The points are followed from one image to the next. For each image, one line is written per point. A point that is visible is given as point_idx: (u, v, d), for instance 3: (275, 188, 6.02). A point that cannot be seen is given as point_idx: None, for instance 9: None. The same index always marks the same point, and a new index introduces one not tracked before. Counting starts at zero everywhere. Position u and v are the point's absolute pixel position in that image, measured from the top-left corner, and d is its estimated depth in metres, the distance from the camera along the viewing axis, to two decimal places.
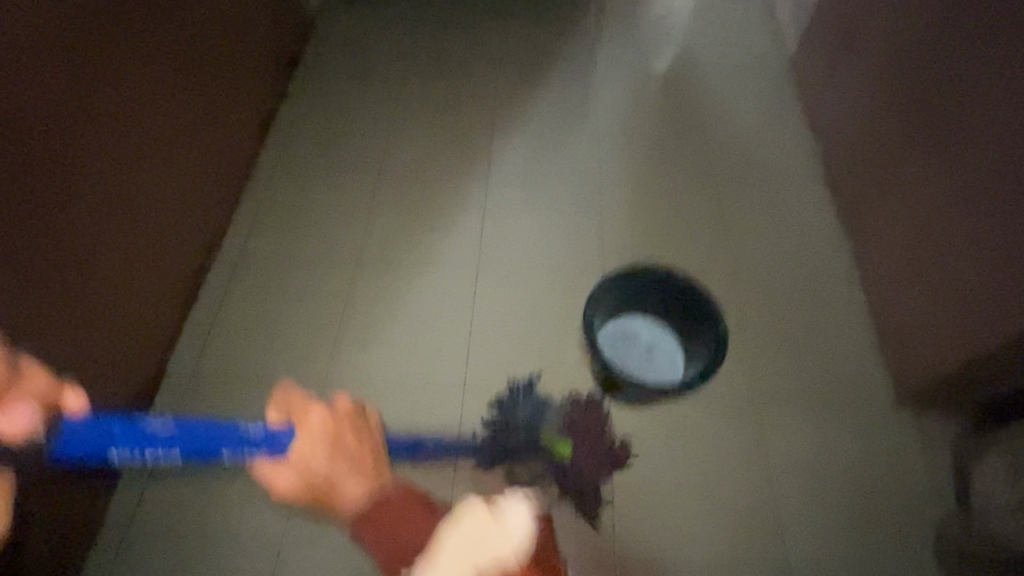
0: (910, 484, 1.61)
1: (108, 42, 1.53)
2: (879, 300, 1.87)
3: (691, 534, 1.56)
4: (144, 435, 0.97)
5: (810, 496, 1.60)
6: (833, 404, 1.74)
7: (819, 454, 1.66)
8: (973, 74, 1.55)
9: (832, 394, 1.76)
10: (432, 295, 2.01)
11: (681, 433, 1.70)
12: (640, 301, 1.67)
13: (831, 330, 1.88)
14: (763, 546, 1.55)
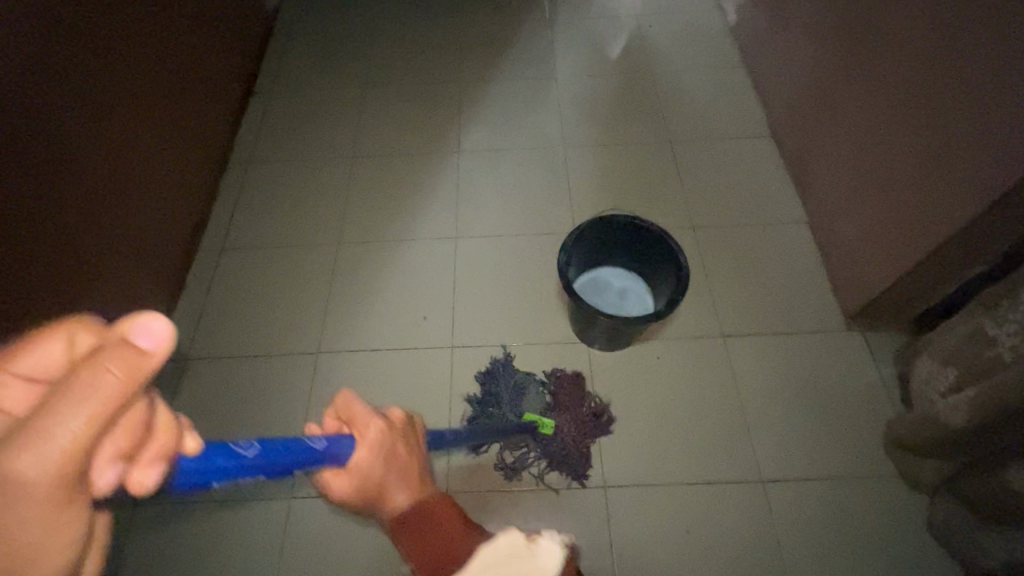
0: (863, 412, 1.76)
1: (108, 60, 1.65)
2: (824, 242, 2.05)
3: (670, 466, 1.69)
4: (236, 455, 0.67)
5: (775, 420, 1.75)
6: (792, 338, 1.90)
7: (782, 383, 1.82)
8: (882, 39, 1.69)
9: (790, 329, 1.91)
10: (413, 272, 2.09)
11: (657, 376, 1.83)
12: (609, 254, 1.82)
13: (785, 273, 2.03)
14: (736, 469, 1.68)
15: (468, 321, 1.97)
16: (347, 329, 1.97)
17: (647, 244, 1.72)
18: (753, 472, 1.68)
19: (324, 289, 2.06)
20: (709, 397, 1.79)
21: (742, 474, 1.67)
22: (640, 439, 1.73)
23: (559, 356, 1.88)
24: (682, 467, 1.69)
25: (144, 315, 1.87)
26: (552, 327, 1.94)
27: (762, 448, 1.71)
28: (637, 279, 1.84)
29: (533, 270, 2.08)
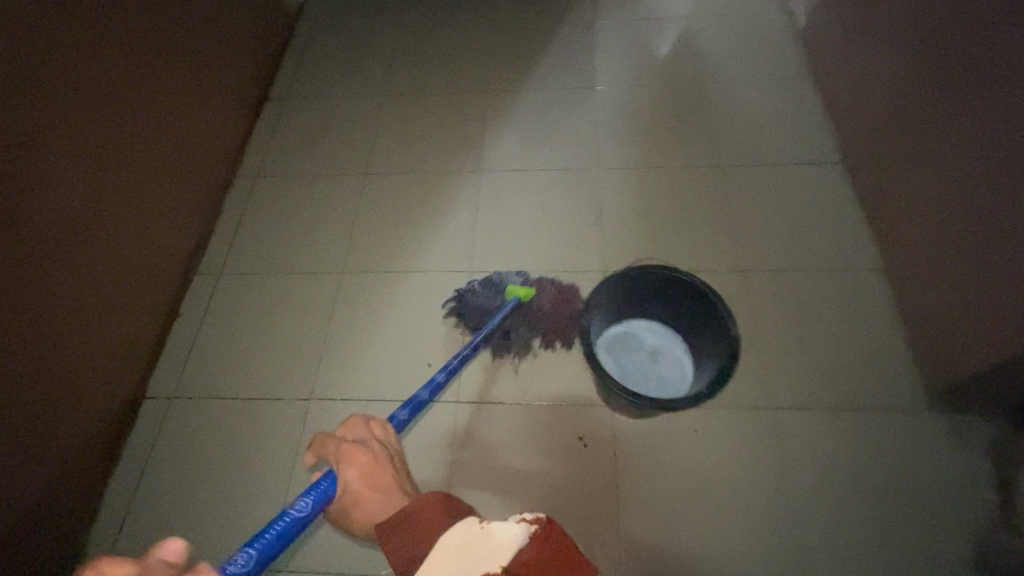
0: (943, 514, 1.45)
1: (87, 91, 1.53)
2: (904, 294, 1.72)
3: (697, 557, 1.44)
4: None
5: (831, 512, 1.48)
6: (857, 410, 1.59)
7: (843, 466, 1.53)
8: (994, 60, 1.35)
9: (857, 400, 1.61)
10: (420, 305, 1.89)
11: (690, 447, 1.58)
12: (642, 304, 1.56)
13: (853, 328, 1.72)
14: (776, 569, 1.42)
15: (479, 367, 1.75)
16: (346, 367, 1.80)
17: (690, 300, 1.45)
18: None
19: (325, 320, 1.89)
20: (750, 476, 1.53)
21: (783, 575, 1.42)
22: (663, 522, 1.49)
23: (578, 416, 1.63)
24: (712, 560, 1.44)
25: (132, 347, 1.74)
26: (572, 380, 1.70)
27: (811, 545, 1.44)
28: (675, 336, 1.57)
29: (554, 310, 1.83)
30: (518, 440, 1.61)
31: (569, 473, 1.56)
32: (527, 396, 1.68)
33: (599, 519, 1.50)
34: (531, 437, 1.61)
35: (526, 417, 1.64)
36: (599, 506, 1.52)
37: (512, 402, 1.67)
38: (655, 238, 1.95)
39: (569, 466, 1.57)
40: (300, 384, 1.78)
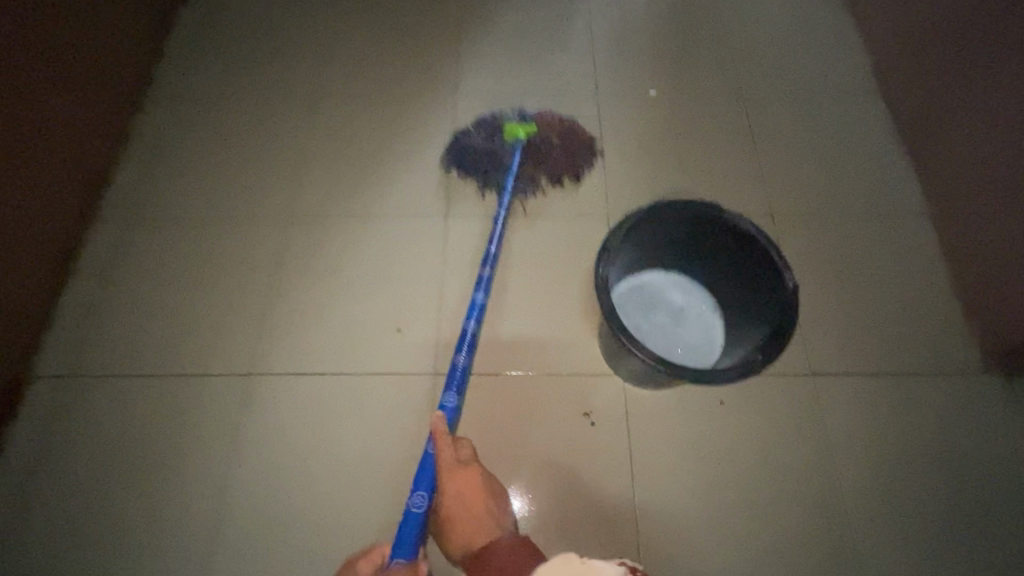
0: (1002, 494, 1.28)
1: None
2: (952, 230, 1.52)
3: (727, 528, 1.24)
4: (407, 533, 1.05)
5: (875, 471, 1.29)
6: (904, 357, 1.40)
7: (888, 419, 1.34)
8: None
9: (902, 345, 1.42)
10: (394, 244, 1.56)
11: (717, 406, 1.35)
12: (664, 253, 1.26)
13: (896, 267, 1.51)
14: (818, 536, 1.23)
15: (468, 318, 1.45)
16: (304, 319, 1.47)
17: (729, 248, 1.17)
18: (841, 541, 1.23)
19: (277, 262, 1.54)
20: (788, 434, 1.32)
21: (825, 542, 1.23)
22: (688, 491, 1.27)
23: (584, 384, 1.37)
24: (745, 530, 1.23)
25: (10, 318, 1.32)
26: (579, 336, 1.43)
27: (855, 507, 1.26)
28: (701, 289, 1.30)
29: (556, 251, 1.54)
30: (512, 414, 1.33)
31: (574, 452, 1.30)
32: (523, 362, 1.39)
33: (611, 501, 1.25)
34: (527, 410, 1.34)
35: (523, 385, 1.36)
36: (611, 484, 1.27)
37: (504, 370, 1.38)
38: (670, 167, 1.67)
39: (574, 444, 1.31)
40: (246, 340, 1.44)
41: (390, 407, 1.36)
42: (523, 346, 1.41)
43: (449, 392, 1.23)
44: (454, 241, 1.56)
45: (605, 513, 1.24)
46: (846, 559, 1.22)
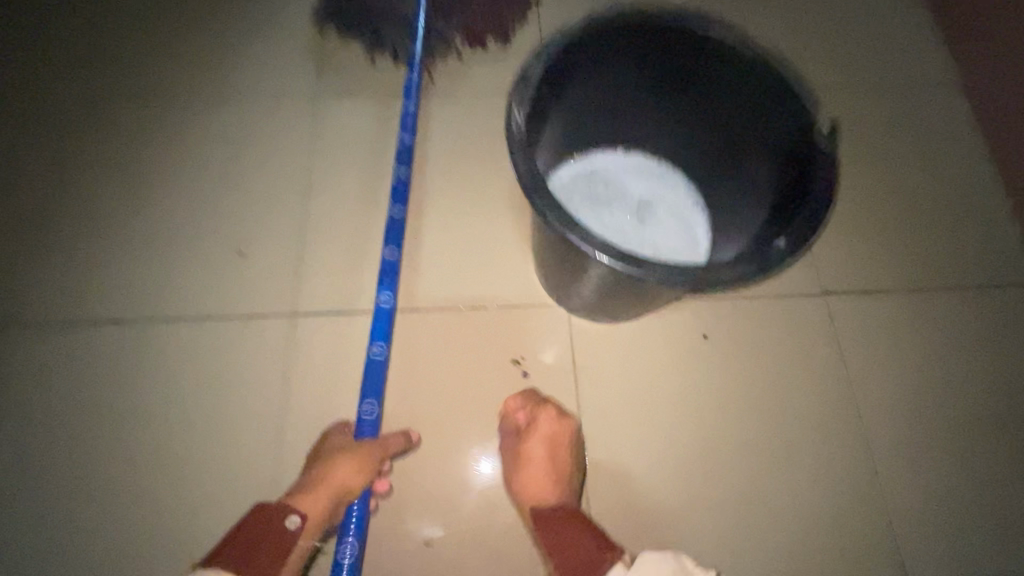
0: None
1: None
2: (981, 76, 1.13)
3: (727, 482, 0.88)
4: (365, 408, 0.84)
5: (918, 398, 0.94)
6: (936, 249, 1.04)
7: (925, 331, 0.98)
8: None
9: (933, 234, 1.05)
10: (236, 127, 1.08)
11: (700, 322, 0.96)
12: (626, 117, 0.85)
13: (917, 134, 1.13)
14: (850, 486, 0.89)
15: (348, 222, 1.00)
16: (101, 235, 0.99)
17: (720, 91, 0.75)
18: (881, 492, 0.89)
19: (62, 158, 1.04)
20: (793, 355, 0.95)
21: (861, 495, 0.88)
22: (670, 436, 0.89)
23: (516, 311, 0.95)
24: (753, 483, 0.88)
25: None
26: (507, 241, 1.01)
27: (896, 446, 0.91)
28: (675, 174, 0.91)
29: (470, 127, 1.09)
30: (413, 362, 0.92)
31: (506, 403, 0.90)
32: (427, 286, 0.97)
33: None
34: (434, 353, 0.92)
35: (427, 318, 0.94)
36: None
37: (391, 306, 0.95)
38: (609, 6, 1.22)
39: (504, 394, 0.91)
40: (11, 271, 0.96)
41: (230, 353, 0.91)
42: (428, 261, 0.99)
43: (380, 287, 0.91)
44: (326, 120, 1.09)
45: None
46: (891, 515, 0.88)
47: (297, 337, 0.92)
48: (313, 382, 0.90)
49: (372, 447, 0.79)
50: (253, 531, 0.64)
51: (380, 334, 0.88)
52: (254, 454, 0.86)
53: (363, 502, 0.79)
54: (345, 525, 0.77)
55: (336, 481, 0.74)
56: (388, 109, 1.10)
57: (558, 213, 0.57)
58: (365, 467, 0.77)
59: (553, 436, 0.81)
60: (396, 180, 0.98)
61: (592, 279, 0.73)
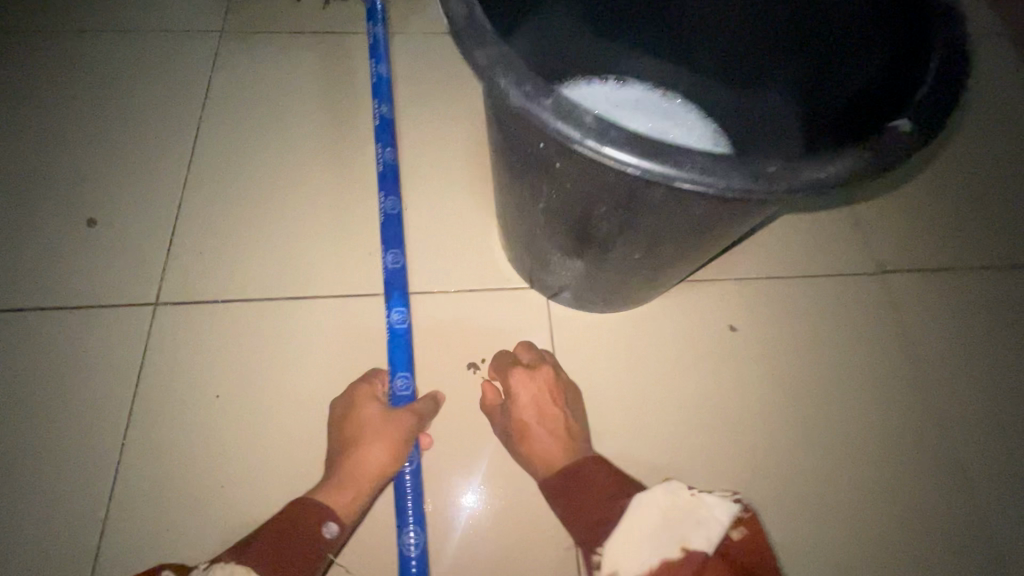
0: None
1: None
2: None
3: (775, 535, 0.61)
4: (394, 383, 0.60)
5: (1022, 408, 0.69)
6: (1017, 214, 0.79)
7: (1019, 319, 0.73)
8: None
9: (1015, 195, 0.81)
10: (99, 63, 0.80)
11: (721, 309, 0.71)
12: (618, 31, 0.62)
13: (972, 75, 0.90)
14: (948, 536, 0.62)
15: (244, 182, 0.73)
16: None
17: None
18: (995, 545, 0.62)
19: None
20: (850, 354, 0.70)
21: (966, 550, 0.62)
22: (692, 471, 0.63)
23: (470, 298, 0.68)
24: (812, 536, 0.61)
25: None
26: (460, 204, 0.73)
27: (1005, 477, 0.65)
28: (690, 106, 0.65)
29: (411, 61, 0.83)
30: (323, 372, 0.63)
31: (458, 429, 0.62)
32: (347, 265, 0.68)
33: (541, 518, 0.59)
34: (354, 359, 0.64)
35: (345, 310, 0.66)
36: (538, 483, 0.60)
37: (294, 297, 0.66)
38: None
39: (454, 415, 0.62)
40: None
41: (44, 372, 0.61)
42: (351, 232, 0.70)
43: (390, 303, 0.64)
44: (222, 54, 0.81)
45: (533, 545, 0.58)
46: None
47: (154, 340, 0.63)
48: (172, 405, 0.60)
49: (409, 416, 0.58)
50: (273, 536, 0.49)
51: (401, 362, 0.61)
52: (70, 516, 0.56)
53: (418, 497, 0.57)
54: (403, 560, 0.54)
55: (366, 467, 0.55)
56: (306, 43, 0.83)
57: (524, 80, 0.33)
58: (400, 444, 0.56)
59: (538, 397, 0.60)
60: (381, 164, 0.71)
61: (587, 236, 0.47)
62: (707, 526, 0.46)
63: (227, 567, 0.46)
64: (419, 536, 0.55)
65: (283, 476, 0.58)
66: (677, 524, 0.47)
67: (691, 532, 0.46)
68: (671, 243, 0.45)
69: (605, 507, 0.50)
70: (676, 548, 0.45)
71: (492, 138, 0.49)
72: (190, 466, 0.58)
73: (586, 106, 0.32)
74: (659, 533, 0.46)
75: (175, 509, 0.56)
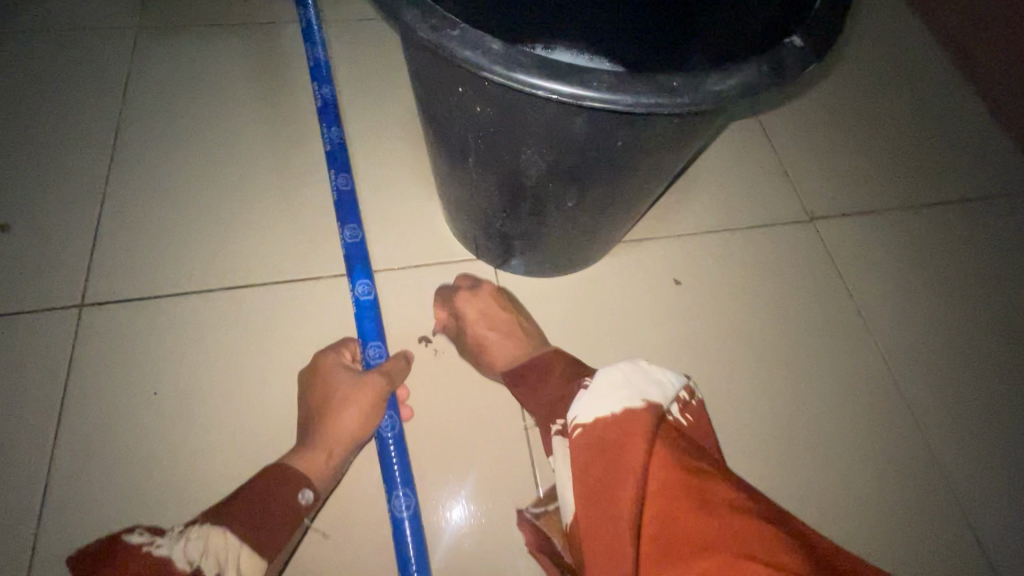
0: None
1: None
2: None
3: (736, 472, 0.63)
4: (367, 348, 0.60)
5: (948, 333, 0.73)
6: (930, 156, 0.84)
7: (939, 251, 0.78)
8: None
9: (923, 138, 0.86)
10: (3, 64, 0.75)
11: (667, 264, 0.72)
12: None
13: (880, 32, 0.95)
14: (893, 454, 0.65)
15: (172, 174, 0.69)
16: None
17: None
18: (938, 459, 0.66)
19: None
20: (788, 297, 0.73)
21: (912, 467, 0.65)
22: None
23: (421, 272, 0.67)
24: (769, 469, 0.63)
25: None
26: (401, 181, 0.72)
27: (938, 397, 0.69)
28: None
29: (342, 43, 0.81)
30: (271, 357, 0.61)
31: (419, 401, 0.61)
32: (290, 249, 0.66)
33: (508, 480, 0.59)
34: (303, 342, 0.62)
35: (291, 294, 0.64)
36: (504, 447, 0.60)
37: (241, 290, 0.64)
38: None
39: (413, 388, 0.62)
40: None
41: None
42: (291, 216, 0.68)
43: (353, 276, 0.63)
44: (141, 49, 0.78)
45: (502, 506, 0.58)
46: (957, 485, 0.65)
47: (79, 342, 0.59)
48: (106, 406, 0.57)
49: (378, 376, 0.58)
50: (247, 502, 0.49)
51: (371, 332, 0.61)
52: None
53: (405, 462, 0.56)
54: (396, 524, 0.54)
55: (340, 430, 0.55)
56: (229, 34, 0.81)
57: (430, 14, 0.33)
58: (373, 407, 0.57)
59: (485, 309, 0.64)
60: (328, 143, 0.70)
61: (520, 187, 0.48)
62: (661, 386, 0.53)
63: (200, 529, 0.48)
64: (409, 498, 0.55)
65: (235, 465, 0.56)
66: (639, 390, 0.51)
67: (648, 395, 0.51)
68: (602, 183, 0.46)
69: (558, 389, 0.57)
70: (638, 401, 0.49)
71: (417, 97, 0.48)
72: (133, 466, 0.55)
73: (492, 36, 0.33)
74: (620, 394, 0.50)
75: (114, 514, 0.53)
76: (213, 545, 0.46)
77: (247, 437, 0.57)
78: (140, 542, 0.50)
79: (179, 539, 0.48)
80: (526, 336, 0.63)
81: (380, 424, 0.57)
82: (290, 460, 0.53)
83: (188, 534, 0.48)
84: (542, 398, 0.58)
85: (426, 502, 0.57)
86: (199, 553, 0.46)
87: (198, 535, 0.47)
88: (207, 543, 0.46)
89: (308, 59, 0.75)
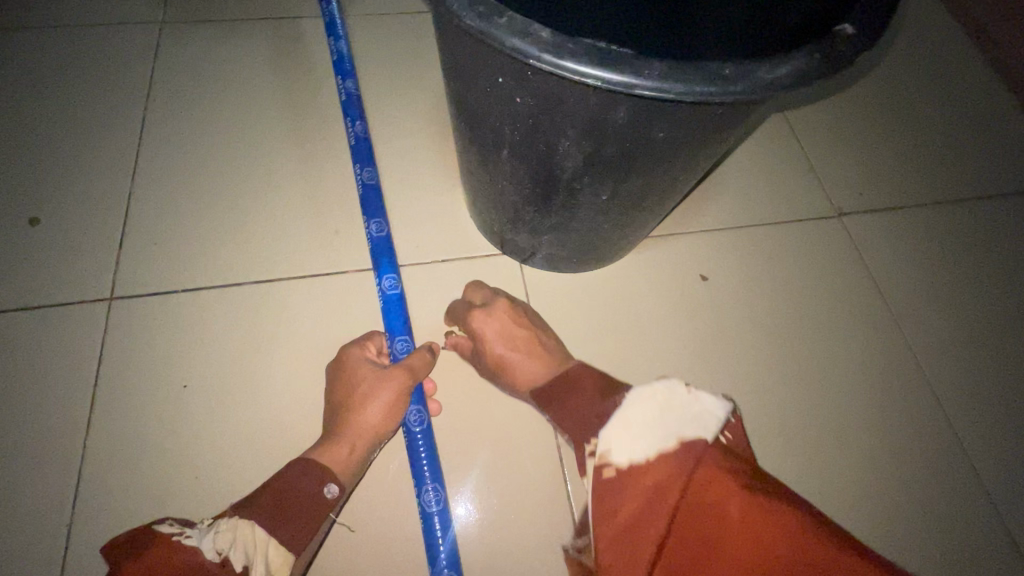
0: None
1: None
2: None
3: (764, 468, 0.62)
4: (393, 340, 0.60)
5: (978, 328, 0.72)
6: (958, 149, 0.83)
7: (971, 246, 0.76)
8: None
9: (950, 131, 0.84)
10: (29, 60, 0.76)
11: (693, 259, 0.72)
12: None
13: (906, 25, 0.93)
14: (926, 453, 0.64)
15: (197, 168, 0.70)
16: None
17: None
18: (969, 456, 0.65)
19: None
20: (817, 295, 0.72)
21: (943, 464, 0.64)
22: None
23: (446, 266, 0.67)
24: (798, 467, 0.62)
25: None
26: (426, 177, 0.72)
27: (970, 393, 0.68)
28: None
29: (365, 37, 0.81)
30: (297, 351, 0.61)
31: (446, 396, 0.61)
32: (315, 243, 0.66)
33: (535, 475, 0.58)
34: (331, 335, 0.62)
35: (317, 288, 0.64)
36: (532, 441, 0.60)
37: (267, 283, 0.64)
38: None
39: (439, 382, 0.61)
40: None
41: None
42: (317, 211, 0.68)
43: (378, 270, 0.63)
44: (166, 43, 0.78)
45: (531, 500, 0.57)
46: (988, 482, 0.64)
47: (108, 334, 0.59)
48: (136, 398, 0.57)
49: (402, 371, 0.56)
50: (276, 496, 0.47)
51: (398, 327, 0.61)
52: (27, 526, 0.51)
53: (433, 456, 0.56)
54: (425, 518, 0.54)
55: (364, 424, 0.54)
56: (251, 29, 0.81)
57: (477, 2, 0.32)
58: (396, 402, 0.55)
59: (502, 329, 0.59)
60: (353, 138, 0.69)
61: (552, 180, 0.47)
62: (703, 418, 0.45)
63: (231, 521, 0.45)
64: (438, 493, 0.55)
65: (264, 459, 0.56)
66: (675, 419, 0.44)
67: (685, 423, 0.44)
68: (639, 176, 0.45)
69: (594, 406, 0.50)
70: (673, 439, 0.42)
71: (449, 88, 0.47)
72: (162, 460, 0.55)
73: (540, 23, 0.32)
74: (650, 424, 0.44)
75: (144, 504, 0.53)
76: (244, 537, 0.44)
77: (274, 429, 0.57)
78: (169, 532, 0.45)
79: (208, 531, 0.44)
80: (545, 351, 0.59)
81: (406, 418, 0.56)
82: (314, 455, 0.51)
83: (217, 525, 0.44)
84: (574, 416, 0.51)
85: (454, 497, 0.57)
86: (228, 543, 0.43)
87: (229, 526, 0.44)
88: (237, 534, 0.44)
89: (331, 53, 0.74)
